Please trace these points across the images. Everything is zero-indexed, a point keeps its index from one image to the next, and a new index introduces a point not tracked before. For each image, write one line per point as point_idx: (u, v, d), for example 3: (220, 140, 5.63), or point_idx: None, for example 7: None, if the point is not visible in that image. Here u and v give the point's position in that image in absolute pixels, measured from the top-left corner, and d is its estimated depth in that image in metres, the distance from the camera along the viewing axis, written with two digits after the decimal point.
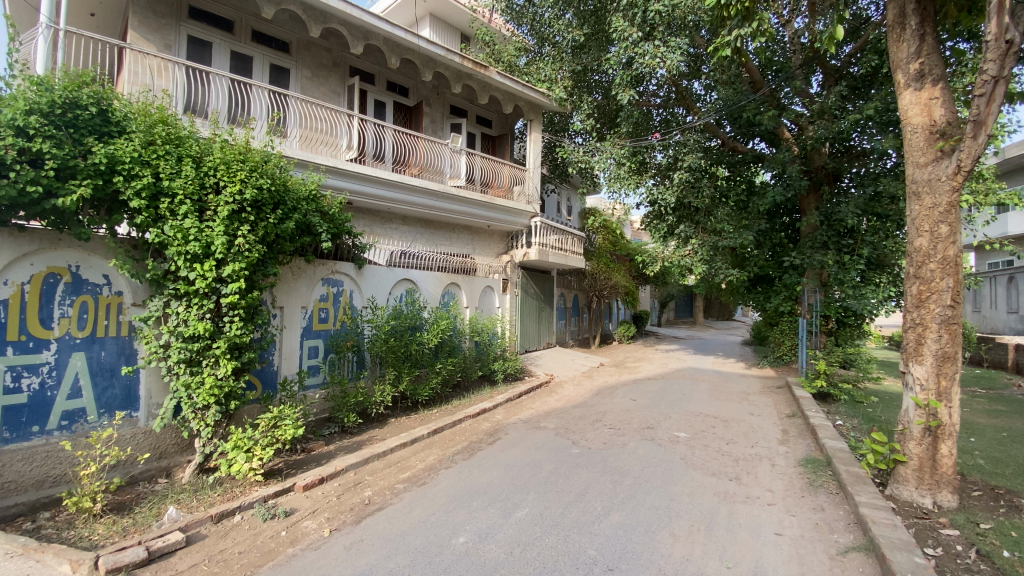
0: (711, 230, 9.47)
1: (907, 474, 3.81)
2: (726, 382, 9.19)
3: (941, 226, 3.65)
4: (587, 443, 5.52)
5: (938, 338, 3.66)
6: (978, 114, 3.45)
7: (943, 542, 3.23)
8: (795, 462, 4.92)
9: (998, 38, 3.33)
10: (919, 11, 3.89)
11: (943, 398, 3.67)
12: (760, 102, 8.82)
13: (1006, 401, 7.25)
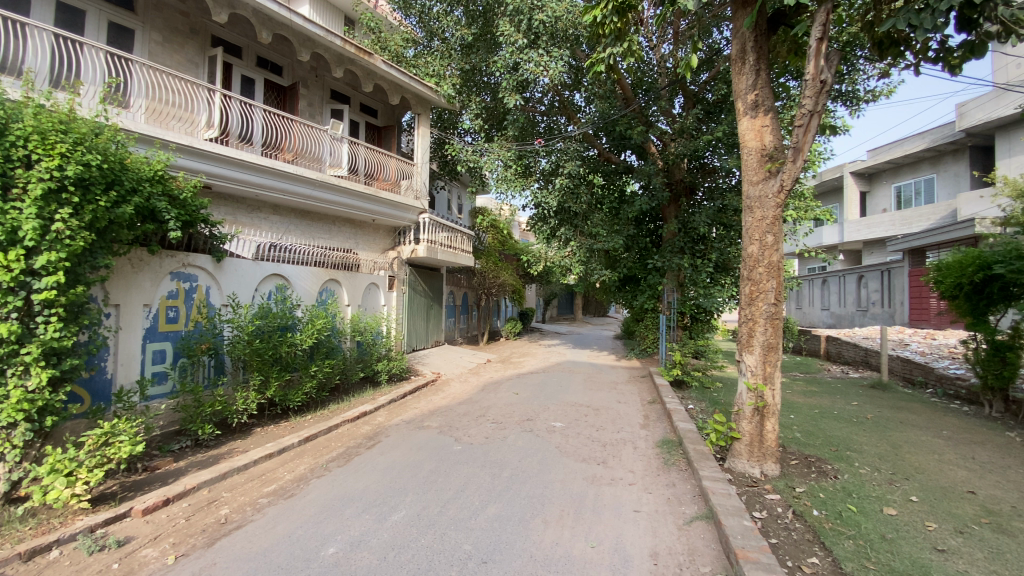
0: (588, 233, 10.16)
1: (741, 449, 4.41)
2: (600, 374, 9.89)
3: (768, 236, 4.29)
4: (469, 439, 5.56)
5: (764, 330, 4.28)
6: (797, 142, 4.11)
7: (767, 506, 3.80)
8: (655, 444, 5.44)
9: (815, 78, 4.00)
10: (756, 49, 4.51)
11: (768, 382, 4.30)
12: (631, 117, 9.64)
13: (818, 383, 8.75)
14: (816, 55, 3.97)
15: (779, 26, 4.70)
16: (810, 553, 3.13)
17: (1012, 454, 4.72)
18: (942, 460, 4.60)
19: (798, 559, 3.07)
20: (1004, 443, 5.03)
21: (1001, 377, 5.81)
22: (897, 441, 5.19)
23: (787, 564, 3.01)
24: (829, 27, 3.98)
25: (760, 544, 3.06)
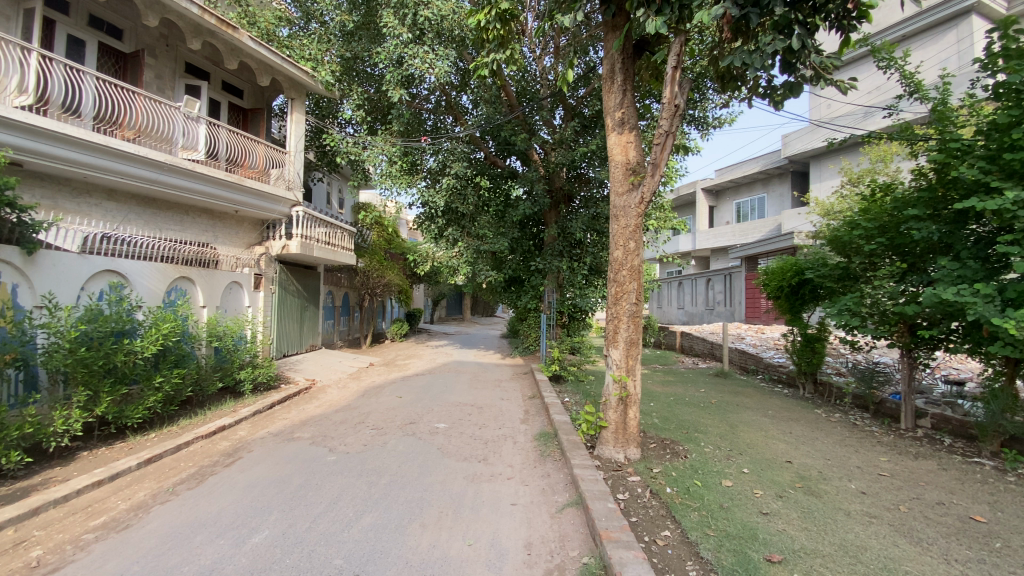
0: (474, 234, 10.29)
1: (608, 436, 4.78)
2: (484, 372, 10.06)
3: (630, 242, 4.70)
4: (345, 448, 5.29)
5: (627, 327, 4.69)
6: (655, 159, 4.57)
7: (630, 487, 4.16)
8: (532, 438, 5.67)
9: (671, 102, 4.47)
10: (622, 71, 4.92)
11: (630, 374, 4.72)
12: (515, 123, 9.96)
13: (675, 373, 9.82)
14: (671, 82, 4.43)
15: (642, 52, 5.17)
16: (663, 527, 3.49)
17: (817, 427, 5.74)
18: (767, 435, 5.44)
19: (653, 533, 3.42)
20: (811, 418, 6.10)
21: (810, 364, 7.03)
22: (734, 421, 6.03)
23: (644, 539, 3.34)
24: (682, 59, 4.47)
25: (622, 523, 3.35)
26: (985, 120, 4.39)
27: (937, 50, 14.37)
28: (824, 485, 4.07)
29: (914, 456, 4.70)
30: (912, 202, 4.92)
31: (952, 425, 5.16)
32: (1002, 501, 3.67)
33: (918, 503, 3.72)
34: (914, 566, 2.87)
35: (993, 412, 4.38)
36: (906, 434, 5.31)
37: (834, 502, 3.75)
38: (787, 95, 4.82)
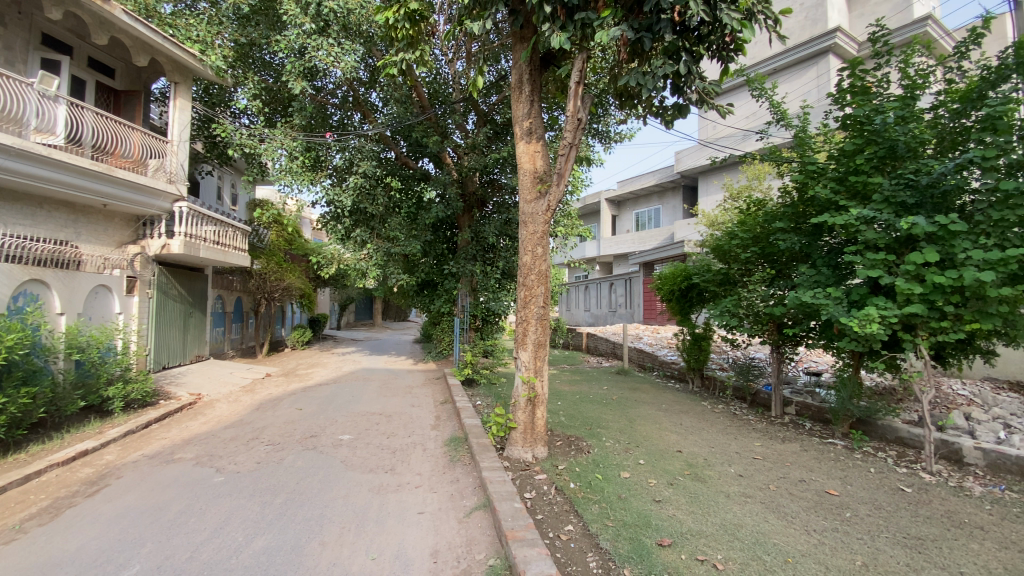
0: (384, 236, 9.99)
1: (517, 437, 4.87)
2: (394, 379, 9.77)
3: (538, 247, 4.85)
4: (235, 466, 4.86)
5: (535, 330, 4.82)
6: (560, 169, 4.76)
7: (537, 486, 4.27)
8: (441, 444, 5.62)
9: (574, 116, 4.69)
10: (530, 83, 5.08)
11: (538, 375, 4.86)
12: (427, 125, 9.83)
13: (582, 373, 10.26)
14: (574, 96, 4.64)
15: (549, 65, 5.37)
16: (566, 522, 3.64)
17: (704, 418, 6.31)
18: (661, 428, 5.88)
19: (558, 528, 3.54)
20: (699, 410, 6.69)
21: (699, 360, 7.71)
22: (633, 416, 6.44)
23: (548, 535, 3.45)
24: (584, 75, 4.71)
25: (526, 522, 3.43)
26: (835, 148, 5.11)
27: (801, 84, 16.52)
28: (709, 470, 4.49)
29: (782, 440, 5.33)
30: (778, 216, 5.60)
31: (812, 411, 5.93)
32: (848, 474, 4.28)
33: (785, 481, 4.22)
34: (779, 537, 3.26)
35: (843, 397, 5.09)
36: (776, 421, 6.01)
37: (716, 485, 4.15)
38: (677, 115, 5.26)
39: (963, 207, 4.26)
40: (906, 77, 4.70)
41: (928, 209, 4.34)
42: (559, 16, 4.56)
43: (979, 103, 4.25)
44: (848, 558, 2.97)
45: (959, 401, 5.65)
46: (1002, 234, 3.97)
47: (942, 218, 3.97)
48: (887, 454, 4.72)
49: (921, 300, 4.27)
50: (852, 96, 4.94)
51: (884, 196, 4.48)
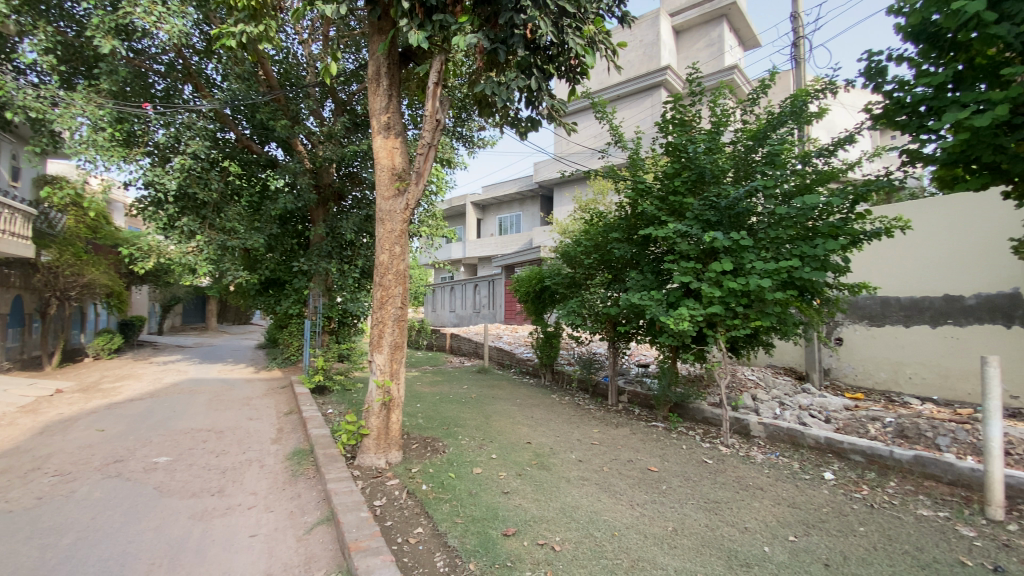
0: (219, 227, 8.86)
1: (369, 444, 4.68)
2: (230, 389, 8.70)
3: (396, 246, 4.73)
4: (4, 506, 3.88)
5: (392, 331, 4.70)
6: (418, 168, 4.71)
7: (388, 492, 4.16)
8: (284, 458, 5.16)
9: (433, 116, 4.67)
10: (388, 76, 4.93)
11: (393, 378, 4.74)
12: (276, 108, 8.98)
13: (442, 373, 10.27)
14: (433, 96, 4.62)
15: (409, 62, 5.27)
16: (416, 525, 3.60)
17: (552, 410, 6.76)
18: (515, 422, 6.16)
19: (406, 533, 3.49)
20: (548, 403, 7.16)
21: (550, 356, 8.25)
22: (489, 413, 6.64)
23: (396, 541, 3.38)
24: (442, 76, 4.72)
25: (372, 530, 3.31)
26: (660, 170, 5.86)
27: (640, 110, 18.61)
28: (553, 459, 4.82)
29: (616, 425, 5.96)
30: (615, 227, 6.24)
31: (640, 398, 6.74)
32: (666, 451, 4.94)
33: (616, 462, 4.72)
34: (609, 513, 3.62)
35: (664, 385, 5.88)
36: (612, 409, 6.70)
37: (559, 472, 4.47)
38: (531, 126, 5.56)
39: (751, 225, 5.20)
40: (713, 114, 5.57)
41: (726, 226, 5.21)
42: (416, 14, 4.51)
43: (763, 141, 5.21)
44: (662, 525, 3.42)
45: (748, 384, 6.89)
46: (776, 249, 4.93)
47: (735, 234, 4.81)
48: (696, 431, 5.56)
49: (721, 301, 5.11)
50: (674, 126, 5.72)
51: (695, 214, 5.26)
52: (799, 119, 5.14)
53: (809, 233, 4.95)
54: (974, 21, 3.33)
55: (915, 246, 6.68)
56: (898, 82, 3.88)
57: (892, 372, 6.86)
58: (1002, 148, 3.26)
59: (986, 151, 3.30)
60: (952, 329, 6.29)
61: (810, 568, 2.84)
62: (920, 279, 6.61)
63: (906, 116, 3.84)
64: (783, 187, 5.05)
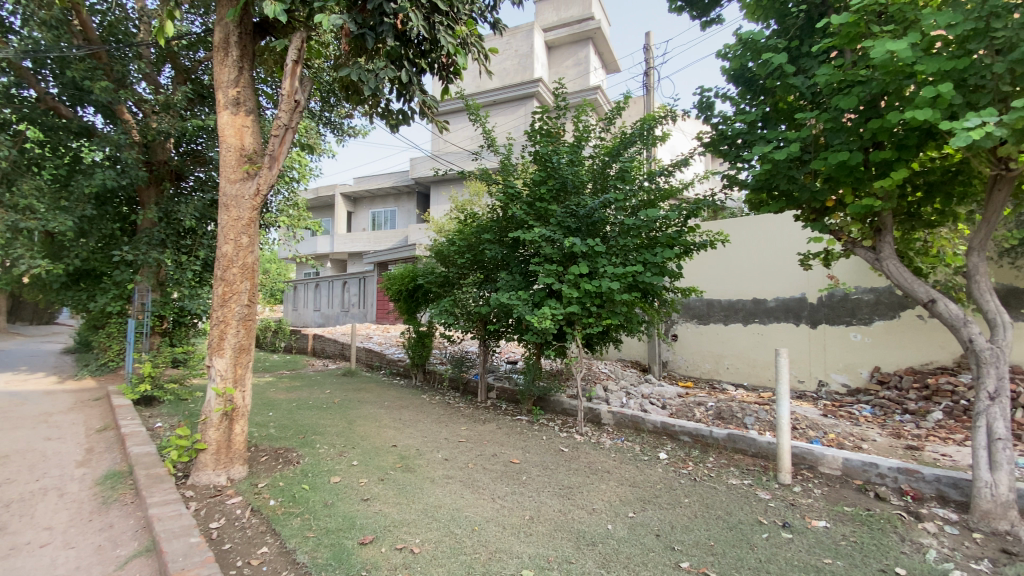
0: (8, 204, 7.13)
1: (206, 460, 4.14)
2: (20, 404, 7.06)
3: (243, 237, 4.25)
4: None
5: (236, 332, 4.22)
6: (272, 151, 4.28)
7: (227, 512, 3.71)
8: (93, 483, 4.32)
9: (290, 96, 4.28)
10: (239, 47, 4.42)
11: (237, 385, 4.26)
12: (95, 67, 7.52)
13: (301, 378, 9.50)
14: (291, 75, 4.24)
15: (265, 34, 4.78)
16: (259, 545, 3.26)
17: (421, 410, 6.65)
18: (380, 425, 5.94)
19: (247, 555, 3.15)
20: (417, 403, 7.03)
21: (421, 356, 8.11)
22: (352, 417, 6.30)
23: (234, 566, 3.03)
24: (302, 54, 4.35)
25: (204, 557, 2.93)
26: (528, 176, 6.12)
27: (513, 118, 19.25)
28: (418, 460, 4.74)
29: (483, 421, 6.07)
30: (487, 228, 6.38)
31: (507, 393, 6.98)
32: (528, 443, 5.17)
33: (481, 457, 4.80)
34: (471, 509, 3.66)
35: (528, 380, 6.16)
36: (480, 405, 6.83)
37: (424, 472, 4.40)
38: (403, 121, 5.41)
39: (605, 233, 5.67)
40: (576, 127, 5.96)
41: (584, 233, 5.61)
42: None
43: (617, 158, 5.73)
44: (520, 514, 3.56)
45: (602, 376, 7.51)
46: (624, 256, 5.45)
47: (590, 241, 5.22)
48: (555, 422, 5.91)
49: (578, 302, 5.50)
50: (541, 136, 6.03)
51: (557, 220, 5.60)
52: (646, 140, 5.76)
53: (651, 243, 5.57)
54: (776, 72, 4.03)
55: (735, 257, 7.86)
56: (723, 116, 4.53)
57: (715, 364, 8.03)
58: (794, 179, 3.98)
59: (783, 180, 4.00)
60: (759, 327, 7.56)
61: (644, 539, 3.18)
62: (738, 285, 7.80)
63: (727, 146, 4.50)
64: (632, 201, 5.62)
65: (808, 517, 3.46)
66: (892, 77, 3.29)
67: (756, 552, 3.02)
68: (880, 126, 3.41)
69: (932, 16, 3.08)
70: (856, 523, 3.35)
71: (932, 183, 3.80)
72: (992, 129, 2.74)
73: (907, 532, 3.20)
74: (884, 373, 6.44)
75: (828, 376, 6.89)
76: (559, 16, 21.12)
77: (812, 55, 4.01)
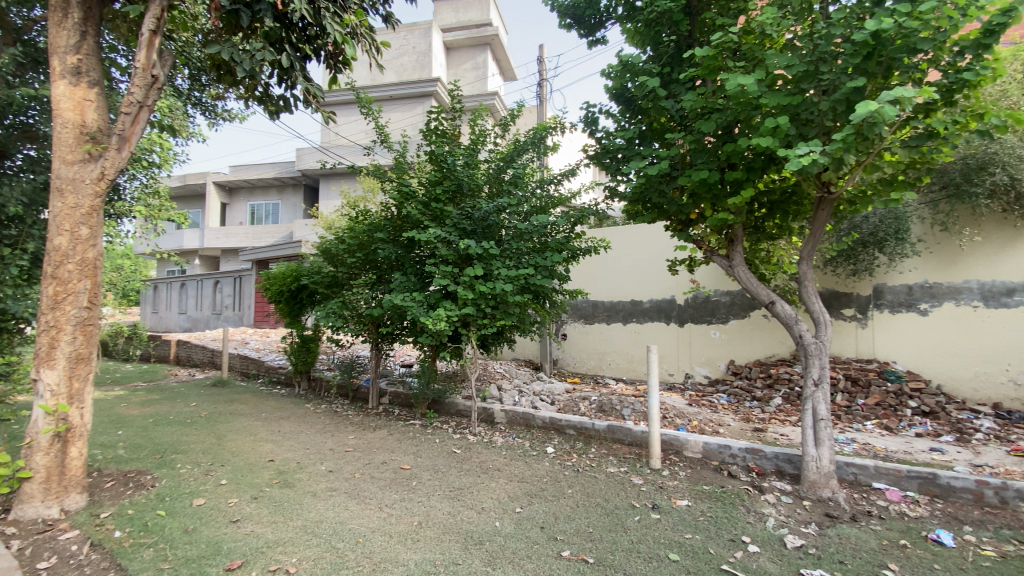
0: None
1: (32, 490, 3.48)
2: None
3: (81, 228, 3.65)
4: None
5: (72, 340, 3.61)
6: (122, 131, 3.74)
7: (59, 549, 3.14)
8: None
9: (146, 69, 3.77)
10: (83, 7, 3.80)
11: (73, 401, 3.65)
12: None
13: (161, 390, 8.39)
14: (147, 46, 3.74)
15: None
16: None
17: (304, 421, 6.22)
18: (256, 439, 5.45)
19: None
20: (300, 414, 6.56)
21: (305, 362, 7.58)
22: (222, 432, 5.71)
23: None
24: (163, 24, 3.84)
25: None
26: (423, 176, 6.03)
27: (410, 116, 18.84)
28: (299, 474, 4.44)
29: (372, 429, 5.84)
30: (379, 227, 6.19)
31: (400, 398, 6.80)
32: (420, 448, 5.09)
33: (368, 466, 4.63)
34: (355, 521, 3.51)
35: (422, 383, 6.06)
36: (370, 412, 6.57)
37: (304, 487, 4.13)
38: (285, 107, 5.03)
39: (500, 237, 5.78)
40: (471, 130, 5.99)
41: (479, 236, 5.67)
42: None
43: (511, 163, 5.88)
44: (408, 521, 3.49)
45: (496, 376, 7.64)
46: (517, 259, 5.59)
47: (484, 243, 5.28)
48: (449, 425, 5.89)
49: (473, 303, 5.54)
50: (436, 136, 5.97)
51: (453, 222, 5.59)
52: (538, 149, 5.98)
53: (542, 247, 5.79)
54: (650, 95, 4.41)
55: (618, 262, 8.46)
56: (605, 131, 4.87)
57: (600, 360, 8.57)
58: (664, 193, 4.39)
59: (655, 193, 4.40)
60: (637, 326, 8.21)
61: (529, 533, 3.29)
62: (620, 288, 8.41)
63: (609, 159, 4.84)
64: (525, 206, 5.80)
65: (674, 498, 3.83)
66: (743, 107, 3.79)
67: (629, 534, 3.28)
68: (734, 150, 3.90)
69: (774, 58, 3.61)
70: (712, 499, 3.78)
71: (773, 202, 4.42)
72: (816, 157, 3.27)
73: (753, 504, 3.69)
74: (738, 365, 7.33)
75: (694, 369, 7.70)
76: (458, 18, 21.16)
77: (681, 83, 4.47)
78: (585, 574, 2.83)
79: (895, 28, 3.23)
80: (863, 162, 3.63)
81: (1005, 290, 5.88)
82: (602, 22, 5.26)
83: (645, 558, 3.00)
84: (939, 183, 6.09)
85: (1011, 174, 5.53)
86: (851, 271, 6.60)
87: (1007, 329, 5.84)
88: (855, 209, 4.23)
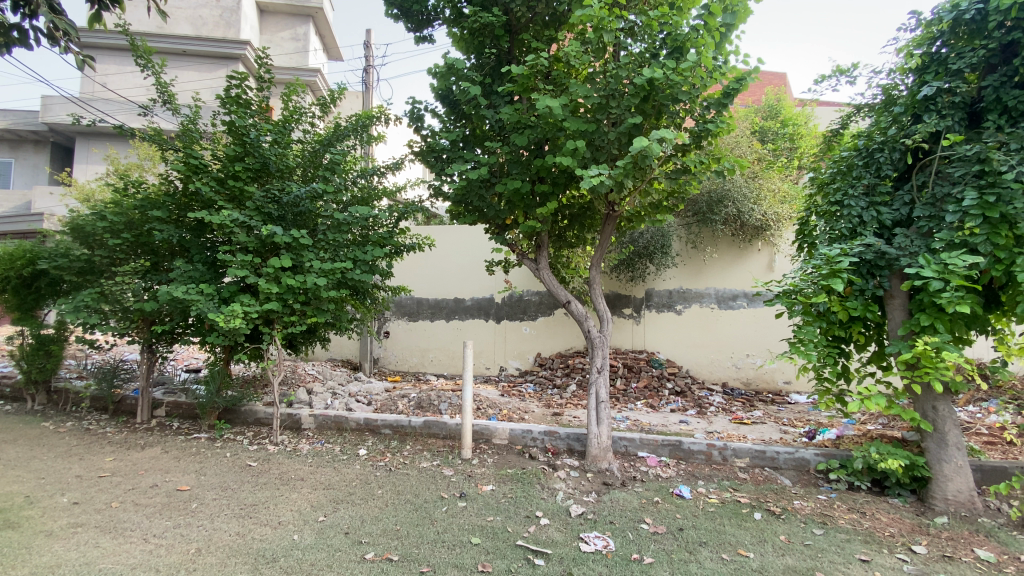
0: None
1: None
2: None
3: None
4: None
5: None
6: None
7: None
8: None
9: None
10: None
11: None
12: None
13: None
14: None
15: None
16: None
17: (39, 444, 4.89)
18: None
19: None
20: (33, 435, 5.13)
21: (43, 370, 5.95)
22: None
23: None
24: None
25: None
26: (220, 149, 5.25)
27: (208, 79, 16.38)
28: (25, 511, 3.47)
29: (141, 447, 4.90)
30: (157, 204, 5.21)
31: (181, 409, 5.83)
32: (204, 465, 4.44)
33: (132, 492, 3.86)
34: (109, 559, 2.91)
35: (211, 390, 5.28)
36: (139, 428, 5.49)
37: (34, 527, 3.26)
38: (21, 41, 3.88)
39: (314, 226, 5.37)
40: (284, 106, 5.37)
41: (288, 222, 5.19)
42: None
43: (329, 148, 5.49)
44: (183, 549, 3.03)
45: (306, 378, 7.07)
46: (333, 252, 5.25)
47: (293, 232, 4.84)
48: (244, 436, 5.26)
49: (278, 298, 5.04)
50: (237, 106, 5.22)
51: (254, 204, 5.00)
52: (360, 137, 5.67)
53: (361, 241, 5.56)
54: (472, 101, 4.59)
55: (441, 260, 8.60)
56: (431, 130, 4.91)
57: (420, 357, 8.60)
58: (484, 198, 4.61)
59: (474, 196, 4.60)
60: (457, 323, 8.47)
61: (332, 540, 3.16)
62: (441, 286, 8.55)
63: (432, 158, 4.88)
64: (343, 195, 5.48)
65: (480, 485, 4.07)
66: (550, 126, 4.19)
67: (436, 525, 3.38)
68: (541, 164, 4.31)
69: (576, 86, 4.08)
70: (513, 481, 4.13)
71: (572, 214, 5.00)
72: (604, 178, 3.80)
73: (547, 481, 4.14)
74: (543, 357, 8.12)
75: (507, 362, 8.26)
76: None
77: (501, 95, 4.73)
78: (388, 573, 2.82)
79: (664, 79, 3.94)
80: (639, 187, 4.35)
81: (731, 296, 7.66)
82: (430, 21, 5.28)
83: (448, 546, 3.12)
84: (691, 210, 7.67)
85: (737, 207, 7.26)
86: (629, 277, 7.85)
87: (732, 325, 7.64)
88: (632, 225, 5.05)
